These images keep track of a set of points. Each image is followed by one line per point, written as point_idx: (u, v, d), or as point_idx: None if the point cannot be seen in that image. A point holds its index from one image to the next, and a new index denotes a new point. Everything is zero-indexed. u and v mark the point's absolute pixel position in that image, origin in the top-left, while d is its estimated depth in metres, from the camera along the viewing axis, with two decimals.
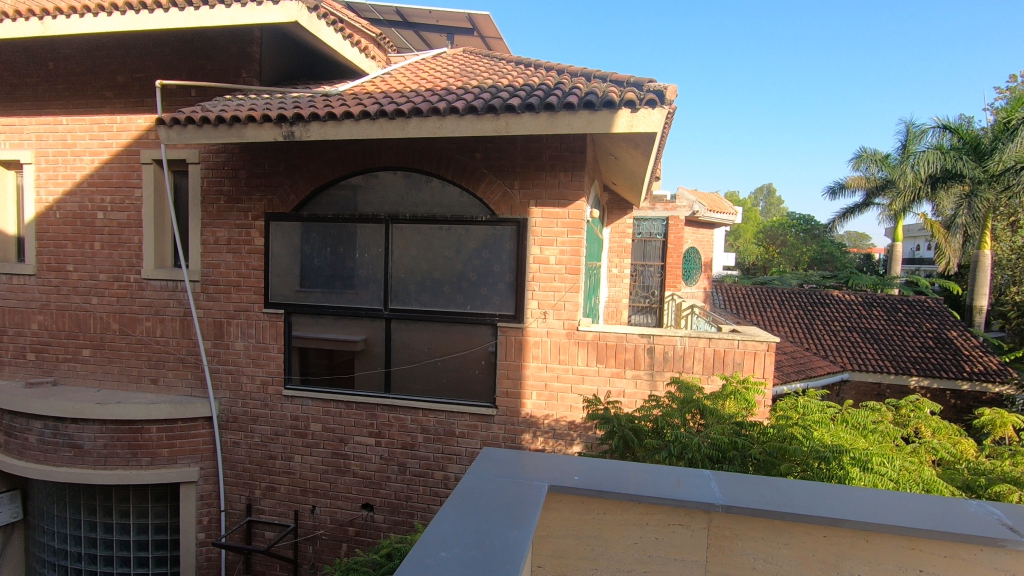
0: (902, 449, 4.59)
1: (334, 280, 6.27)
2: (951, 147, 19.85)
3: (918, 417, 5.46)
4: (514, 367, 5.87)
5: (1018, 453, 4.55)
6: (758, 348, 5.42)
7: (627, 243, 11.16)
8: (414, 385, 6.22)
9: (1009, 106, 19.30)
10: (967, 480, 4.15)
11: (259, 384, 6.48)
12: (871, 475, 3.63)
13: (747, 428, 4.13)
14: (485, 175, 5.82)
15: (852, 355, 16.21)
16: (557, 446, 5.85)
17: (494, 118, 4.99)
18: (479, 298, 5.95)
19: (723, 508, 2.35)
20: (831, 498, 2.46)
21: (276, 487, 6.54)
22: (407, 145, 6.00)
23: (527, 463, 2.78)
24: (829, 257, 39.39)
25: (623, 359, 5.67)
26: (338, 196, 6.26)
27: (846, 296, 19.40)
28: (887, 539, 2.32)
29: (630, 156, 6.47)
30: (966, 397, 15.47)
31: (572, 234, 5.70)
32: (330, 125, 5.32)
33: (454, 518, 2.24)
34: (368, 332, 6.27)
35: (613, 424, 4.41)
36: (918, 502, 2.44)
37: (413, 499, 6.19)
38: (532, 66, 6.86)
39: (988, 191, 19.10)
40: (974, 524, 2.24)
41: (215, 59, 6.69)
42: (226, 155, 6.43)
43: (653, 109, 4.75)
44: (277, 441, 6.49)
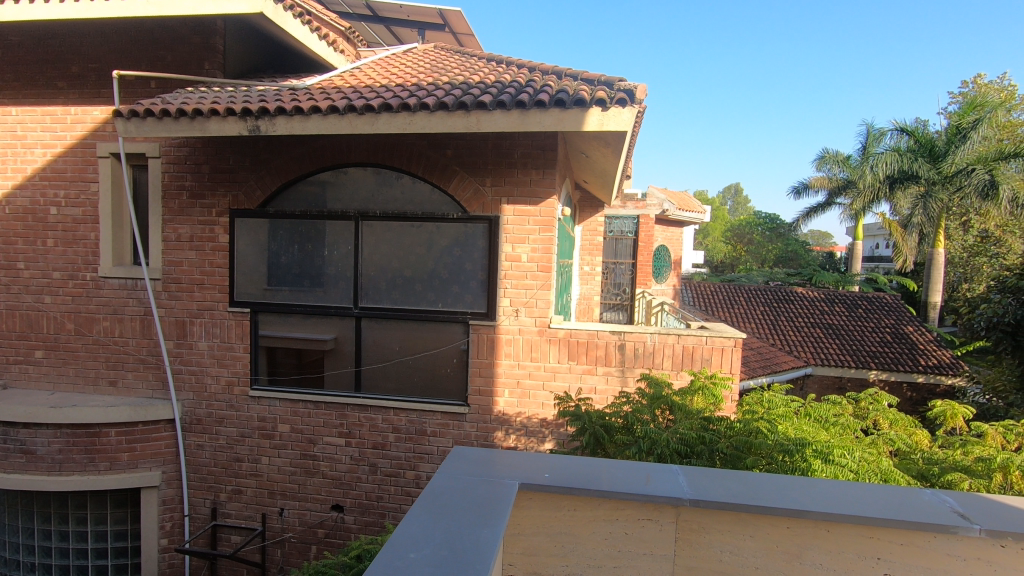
0: (861, 441, 4.74)
1: (302, 278, 6.14)
2: (907, 149, 20.63)
3: (876, 409, 5.65)
4: (486, 365, 5.86)
5: (968, 442, 4.75)
6: (725, 344, 5.53)
7: (598, 241, 11.28)
8: (385, 384, 6.15)
9: (961, 110, 20.19)
10: (921, 469, 4.31)
11: (224, 385, 6.31)
12: (832, 467, 3.73)
13: (714, 423, 4.20)
14: (456, 172, 5.78)
15: (815, 351, 16.71)
16: (529, 444, 5.85)
17: (465, 114, 4.95)
18: (451, 296, 5.91)
19: (690, 502, 2.38)
20: (794, 490, 2.52)
21: (242, 490, 6.38)
22: (377, 142, 5.91)
23: (497, 462, 2.77)
24: (794, 255, 40.52)
25: (594, 356, 5.72)
26: (306, 192, 6.13)
27: (809, 293, 19.97)
28: (846, 529, 2.39)
29: (601, 155, 6.53)
30: (922, 389, 16.08)
31: (543, 232, 5.71)
32: (296, 119, 5.20)
33: (423, 518, 2.22)
34: (337, 330, 6.17)
35: (583, 421, 4.44)
36: (876, 493, 2.52)
37: (384, 499, 6.12)
38: (503, 63, 6.85)
39: (942, 192, 19.95)
40: (929, 512, 2.33)
41: (175, 50, 6.46)
42: (188, 149, 6.23)
43: (623, 108, 4.78)
44: (243, 442, 6.34)
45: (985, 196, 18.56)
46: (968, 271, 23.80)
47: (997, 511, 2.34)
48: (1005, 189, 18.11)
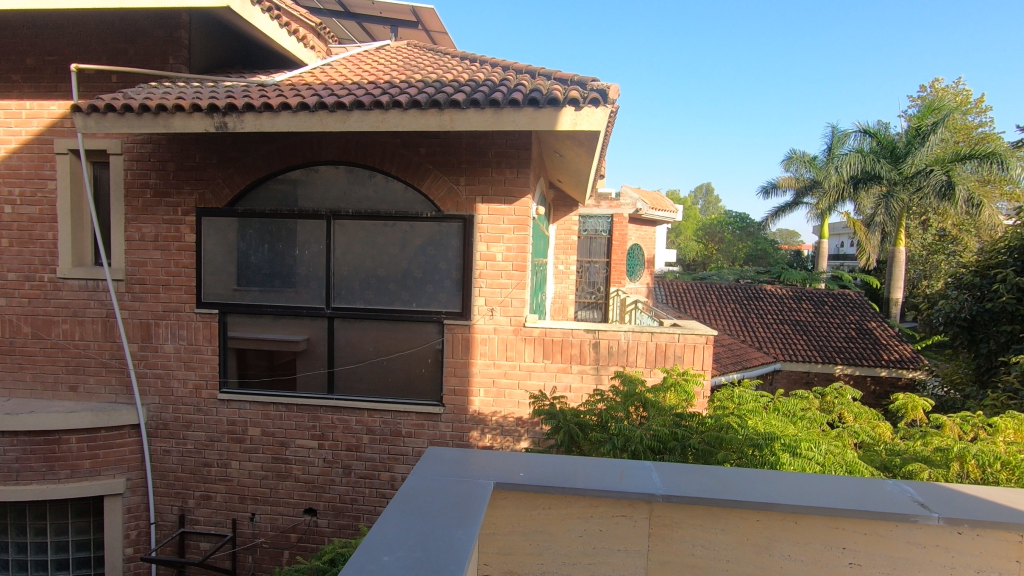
0: (827, 434, 4.87)
1: (273, 278, 6.02)
2: (870, 150, 21.29)
3: (841, 403, 5.83)
4: (461, 365, 5.84)
5: (928, 433, 4.92)
6: (697, 341, 5.62)
7: (573, 240, 11.38)
8: (359, 385, 6.07)
9: (920, 113, 20.90)
10: (884, 461, 4.46)
11: (192, 388, 6.15)
12: (799, 461, 3.81)
13: (686, 419, 4.27)
14: (430, 171, 5.74)
15: (784, 347, 17.13)
16: (505, 442, 5.85)
17: (438, 113, 4.93)
18: (425, 296, 5.87)
19: (663, 498, 2.42)
20: (763, 483, 2.58)
21: (212, 495, 6.24)
22: (349, 140, 5.83)
23: (472, 461, 2.76)
24: (763, 253, 41.45)
25: (569, 354, 5.75)
26: (276, 191, 6.01)
27: (778, 290, 20.47)
28: (813, 521, 2.45)
29: (575, 154, 6.56)
30: (885, 382, 16.61)
31: (518, 231, 5.72)
32: (265, 116, 5.09)
33: (397, 520, 2.20)
34: (309, 331, 6.06)
35: (558, 420, 4.46)
36: (842, 484, 2.59)
37: (359, 501, 6.05)
38: (477, 61, 6.83)
39: (903, 192, 20.65)
40: (891, 501, 2.40)
41: (138, 43, 6.26)
42: (152, 146, 6.05)
43: (596, 108, 4.82)
44: (212, 447, 6.19)
45: (943, 196, 19.29)
46: (927, 268, 24.73)
47: (954, 500, 2.44)
48: (961, 189, 18.85)
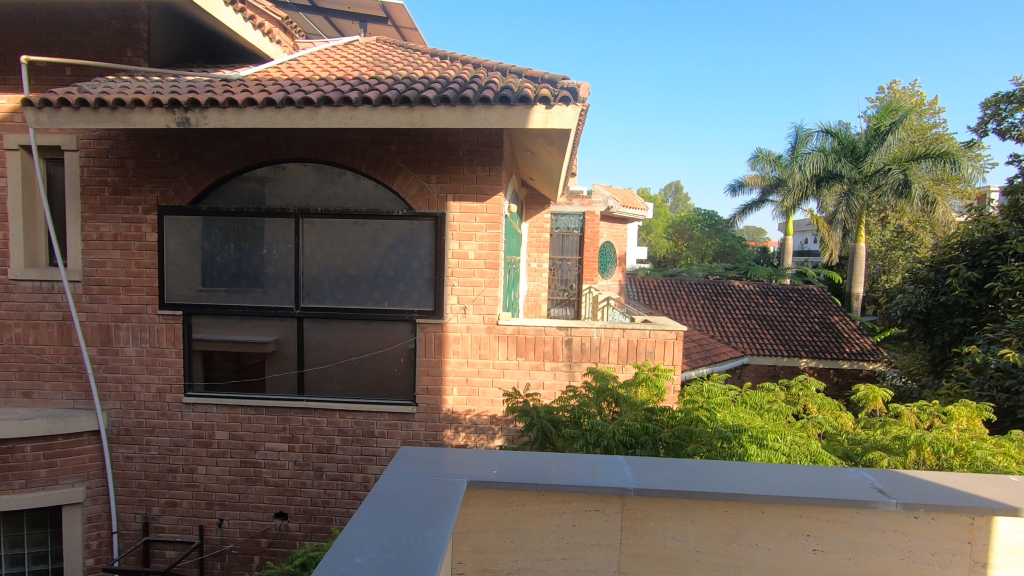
0: (792, 425, 5.01)
1: (239, 278, 5.88)
2: (832, 150, 21.93)
3: (805, 395, 6.00)
4: (434, 364, 5.81)
5: (887, 422, 5.10)
6: (667, 337, 5.71)
7: (545, 238, 11.44)
8: (330, 386, 5.98)
9: (878, 113, 21.59)
10: (847, 450, 4.61)
11: (155, 393, 5.97)
12: (766, 452, 3.89)
13: (657, 414, 4.33)
14: (400, 169, 5.69)
15: (752, 341, 17.55)
16: (479, 441, 5.85)
17: (408, 110, 4.89)
18: (397, 295, 5.81)
19: (635, 491, 2.45)
20: (730, 474, 2.64)
21: (177, 502, 6.07)
22: (317, 136, 5.73)
23: (445, 460, 2.75)
24: (731, 250, 42.30)
25: (542, 351, 5.77)
26: (242, 189, 5.87)
27: (746, 287, 20.96)
28: (778, 509, 2.52)
29: (546, 152, 6.59)
30: (847, 374, 17.16)
31: (490, 229, 5.71)
32: (230, 112, 4.96)
33: (369, 522, 2.17)
34: (278, 332, 5.94)
35: (531, 417, 4.47)
36: (807, 473, 2.67)
37: (331, 504, 5.96)
38: (447, 59, 6.79)
39: (863, 190, 21.34)
40: (852, 489, 2.49)
41: (93, 35, 6.03)
42: (110, 142, 5.84)
43: (567, 106, 4.84)
44: (177, 452, 6.02)
45: (900, 194, 20.01)
46: (886, 264, 25.66)
47: (910, 486, 2.54)
48: (917, 188, 19.58)
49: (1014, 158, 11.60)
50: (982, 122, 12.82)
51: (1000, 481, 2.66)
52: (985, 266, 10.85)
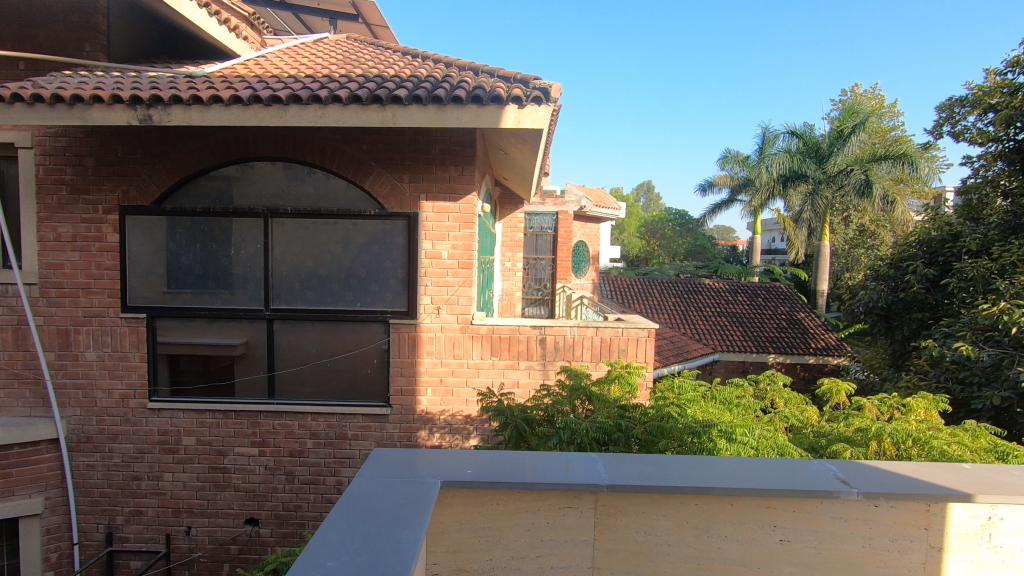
0: (760, 419, 5.13)
1: (206, 279, 5.74)
2: (797, 151, 22.52)
3: (772, 389, 6.15)
4: (407, 365, 5.77)
5: (850, 415, 5.26)
6: (640, 335, 5.79)
7: (519, 237, 11.47)
8: (302, 389, 5.89)
9: (841, 116, 22.24)
10: (812, 442, 4.75)
11: (118, 399, 5.79)
12: (735, 446, 3.97)
13: (629, 411, 4.38)
14: (372, 168, 5.63)
15: (722, 338, 17.93)
16: (453, 441, 5.83)
17: (380, 109, 4.84)
18: (369, 296, 5.75)
19: (607, 487, 2.48)
20: (700, 468, 2.69)
21: (143, 510, 5.90)
22: (286, 135, 5.63)
23: (419, 461, 2.74)
24: (702, 249, 43.04)
25: (516, 350, 5.79)
26: (208, 188, 5.73)
27: (716, 284, 21.37)
28: (747, 501, 2.58)
29: (519, 151, 6.60)
30: (813, 369, 17.64)
31: (463, 229, 5.70)
32: (195, 109, 4.84)
33: (341, 525, 2.15)
34: (247, 334, 5.82)
35: (505, 416, 4.47)
36: (774, 466, 2.74)
37: (303, 508, 5.87)
38: (419, 57, 6.75)
39: (827, 190, 21.97)
40: (816, 480, 2.57)
41: (48, 28, 5.79)
42: (68, 140, 5.63)
43: (539, 106, 4.85)
44: (142, 459, 5.85)
45: (862, 194, 20.66)
46: (850, 261, 26.48)
47: (871, 475, 2.63)
48: (878, 188, 20.25)
49: (967, 158, 12.06)
50: (937, 125, 13.31)
51: (954, 469, 2.77)
52: (941, 263, 11.27)
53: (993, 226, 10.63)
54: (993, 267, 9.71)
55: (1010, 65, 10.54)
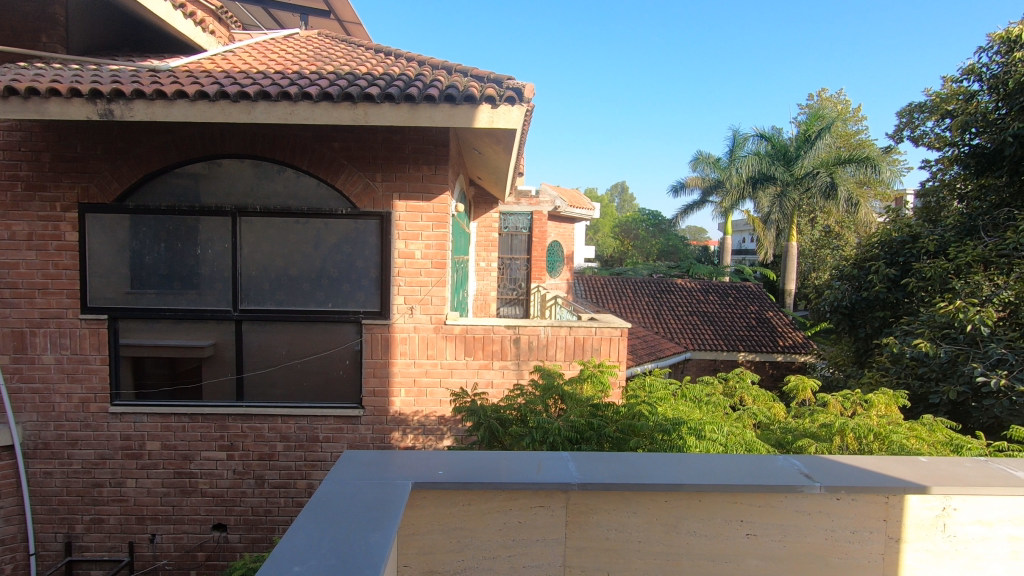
0: (730, 416, 5.23)
1: (171, 279, 5.58)
2: (766, 153, 23.05)
3: (741, 387, 6.27)
4: (380, 365, 5.71)
5: (814, 411, 5.41)
6: (613, 334, 5.84)
7: (493, 237, 11.45)
8: (272, 391, 5.78)
9: (808, 119, 22.82)
10: (779, 438, 4.85)
11: (78, 403, 5.60)
12: (704, 443, 4.01)
13: (602, 410, 4.42)
14: (344, 166, 5.55)
15: (693, 337, 18.26)
16: (427, 442, 5.79)
17: (351, 107, 4.78)
18: (341, 296, 5.68)
19: (578, 486, 2.51)
20: (669, 465, 2.73)
21: (104, 518, 5.71)
22: (255, 132, 5.51)
23: (389, 462, 2.72)
24: (674, 249, 43.66)
25: (490, 351, 5.78)
26: (173, 185, 5.57)
27: (688, 284, 21.72)
28: (715, 497, 2.63)
29: (493, 151, 6.59)
30: (781, 366, 18.07)
31: (436, 228, 5.67)
32: (159, 104, 4.70)
33: (308, 530, 2.10)
34: (215, 335, 5.68)
35: (478, 416, 4.46)
36: (740, 462, 2.80)
37: (273, 513, 5.76)
38: (392, 55, 6.70)
39: (794, 192, 22.54)
40: (781, 475, 2.64)
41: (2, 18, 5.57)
42: (23, 134, 5.41)
43: (512, 106, 4.85)
44: (104, 466, 5.66)
45: (827, 195, 21.25)
46: (816, 261, 27.24)
47: (834, 469, 2.71)
48: (843, 190, 20.91)
49: (926, 162, 12.51)
50: (897, 130, 13.76)
51: (911, 462, 2.87)
52: (901, 263, 11.67)
53: (950, 227, 11.03)
54: (949, 268, 10.01)
55: (966, 73, 10.93)
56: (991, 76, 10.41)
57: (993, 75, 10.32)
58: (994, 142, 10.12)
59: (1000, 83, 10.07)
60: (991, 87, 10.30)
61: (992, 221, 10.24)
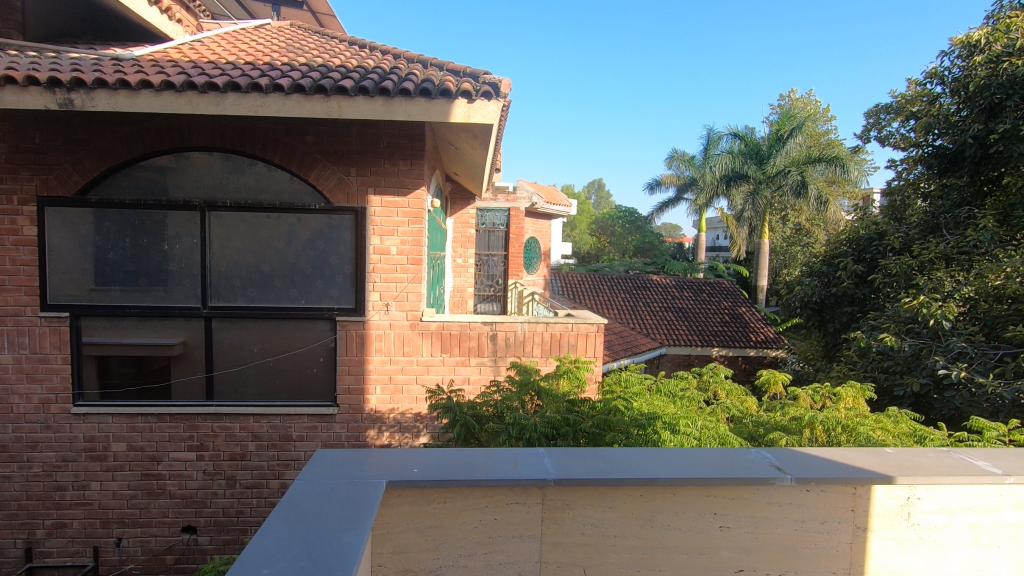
0: (703, 410, 5.31)
1: (137, 275, 5.41)
2: (739, 152, 23.45)
3: (715, 381, 6.37)
4: (355, 362, 5.63)
5: (785, 404, 5.52)
6: (589, 330, 5.86)
7: (470, 233, 11.38)
8: (243, 389, 5.65)
9: (779, 119, 23.25)
10: (751, 431, 4.92)
11: (38, 404, 5.40)
12: (679, 437, 4.03)
13: (578, 405, 4.45)
14: (317, 161, 5.45)
15: (668, 332, 18.51)
16: (403, 439, 5.73)
17: (325, 99, 4.69)
18: (315, 293, 5.59)
19: (554, 482, 2.51)
20: (644, 460, 2.75)
21: (67, 523, 5.53)
22: (225, 124, 5.37)
23: (364, 461, 2.67)
24: (650, 245, 44.13)
25: (466, 347, 5.75)
26: (138, 178, 5.39)
27: (663, 281, 21.96)
28: (689, 490, 2.66)
29: (469, 147, 6.55)
30: (753, 361, 18.44)
31: (412, 224, 5.61)
32: (123, 94, 4.54)
33: (279, 531, 2.05)
34: (184, 333, 5.53)
35: (454, 413, 4.41)
36: (713, 456, 2.84)
37: (245, 514, 5.64)
38: (366, 48, 6.59)
39: (766, 190, 22.99)
40: (753, 467, 2.68)
41: None
42: None
43: (489, 101, 4.81)
44: (66, 468, 5.47)
45: (798, 194, 21.71)
46: (787, 258, 27.86)
47: (804, 461, 2.77)
48: (813, 188, 21.42)
49: (891, 162, 12.86)
50: (865, 130, 14.11)
51: (878, 453, 2.95)
52: (868, 260, 11.99)
53: (914, 225, 11.36)
54: (913, 264, 10.30)
55: (929, 76, 11.26)
56: (952, 79, 10.74)
57: (955, 79, 10.65)
58: (955, 143, 10.45)
59: (961, 87, 10.39)
60: (952, 90, 10.62)
61: (953, 220, 10.58)
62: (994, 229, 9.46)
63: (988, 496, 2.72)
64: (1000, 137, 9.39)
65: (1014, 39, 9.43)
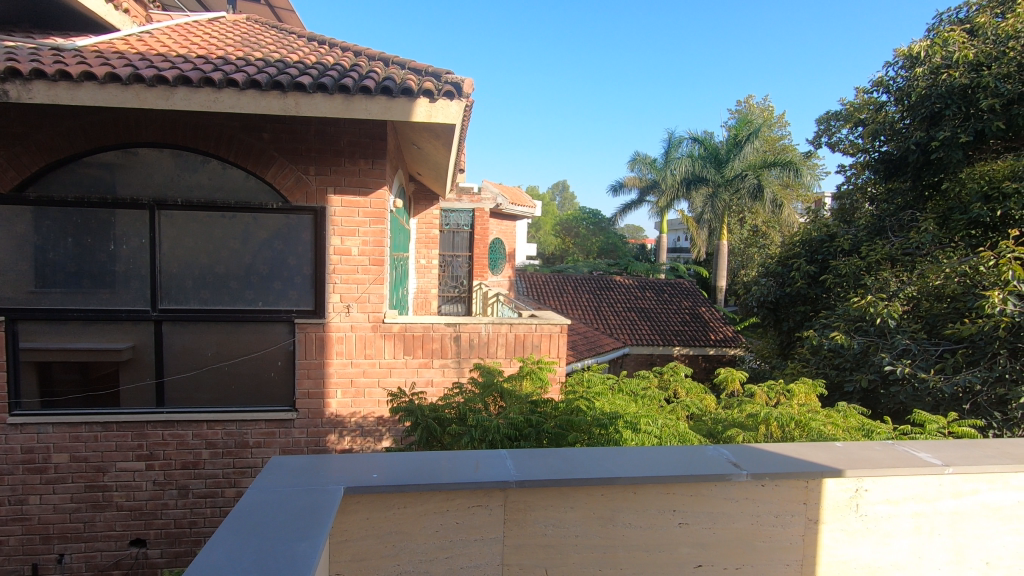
0: (664, 408, 5.40)
1: (80, 277, 5.14)
2: (699, 155, 24.02)
3: (675, 379, 6.48)
4: (315, 366, 5.49)
5: (742, 401, 5.67)
6: (552, 330, 5.89)
7: (434, 234, 11.28)
8: (197, 395, 5.45)
9: (737, 124, 23.95)
10: (709, 428, 5.04)
11: None
12: (639, 436, 4.09)
13: (541, 406, 4.45)
14: (274, 159, 5.29)
15: (630, 332, 18.82)
16: (365, 444, 5.62)
17: (281, 96, 4.56)
18: (272, 295, 5.43)
19: (516, 484, 2.50)
20: (605, 459, 2.77)
21: (3, 540, 5.22)
22: (176, 119, 5.16)
23: (322, 467, 2.59)
24: (614, 246, 44.75)
25: (429, 349, 5.68)
26: (81, 174, 5.13)
27: (626, 282, 22.29)
28: (649, 489, 2.69)
29: (431, 146, 6.49)
30: (713, 359, 18.93)
31: (373, 224, 5.51)
32: (64, 86, 4.30)
33: (230, 541, 1.97)
34: (133, 337, 5.29)
35: (416, 416, 4.35)
36: (672, 453, 2.89)
37: (199, 525, 5.43)
38: (326, 43, 6.45)
39: (724, 193, 23.66)
40: (711, 464, 2.74)
41: None
42: None
43: (451, 101, 4.76)
44: (1, 482, 5.15)
45: (755, 197, 22.58)
46: (745, 259, 28.87)
47: (759, 457, 2.84)
48: (768, 192, 22.33)
49: (841, 167, 13.39)
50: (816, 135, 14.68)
51: (829, 447, 3.05)
52: (820, 260, 12.44)
53: (862, 227, 11.91)
54: (861, 264, 10.74)
55: (875, 85, 11.76)
56: (897, 88, 11.26)
57: (899, 88, 11.17)
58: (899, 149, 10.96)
59: (904, 95, 10.91)
60: (896, 98, 11.15)
61: (898, 222, 11.12)
62: (934, 232, 9.98)
63: (929, 486, 2.85)
64: (940, 144, 9.93)
65: (951, 52, 10.00)
